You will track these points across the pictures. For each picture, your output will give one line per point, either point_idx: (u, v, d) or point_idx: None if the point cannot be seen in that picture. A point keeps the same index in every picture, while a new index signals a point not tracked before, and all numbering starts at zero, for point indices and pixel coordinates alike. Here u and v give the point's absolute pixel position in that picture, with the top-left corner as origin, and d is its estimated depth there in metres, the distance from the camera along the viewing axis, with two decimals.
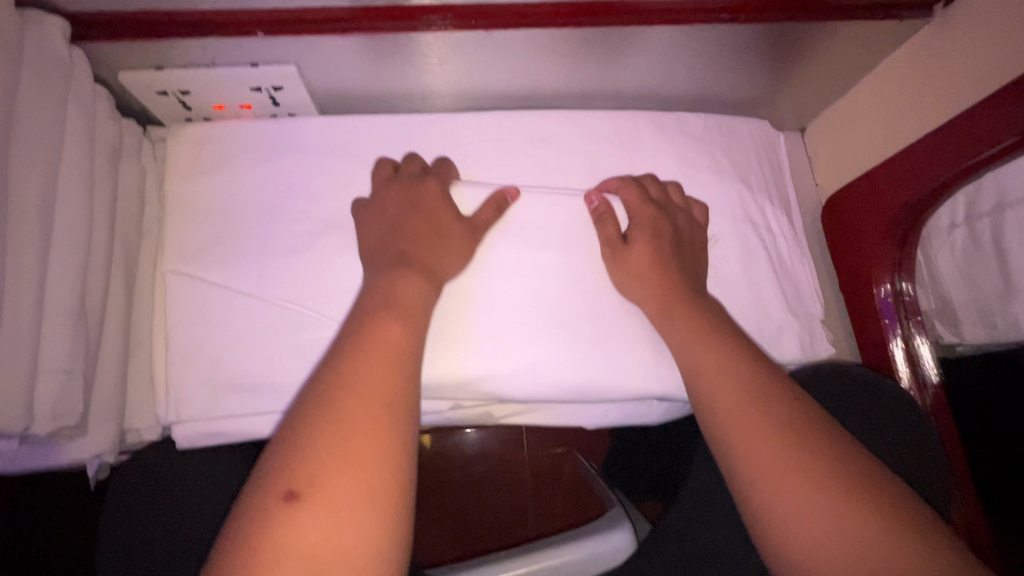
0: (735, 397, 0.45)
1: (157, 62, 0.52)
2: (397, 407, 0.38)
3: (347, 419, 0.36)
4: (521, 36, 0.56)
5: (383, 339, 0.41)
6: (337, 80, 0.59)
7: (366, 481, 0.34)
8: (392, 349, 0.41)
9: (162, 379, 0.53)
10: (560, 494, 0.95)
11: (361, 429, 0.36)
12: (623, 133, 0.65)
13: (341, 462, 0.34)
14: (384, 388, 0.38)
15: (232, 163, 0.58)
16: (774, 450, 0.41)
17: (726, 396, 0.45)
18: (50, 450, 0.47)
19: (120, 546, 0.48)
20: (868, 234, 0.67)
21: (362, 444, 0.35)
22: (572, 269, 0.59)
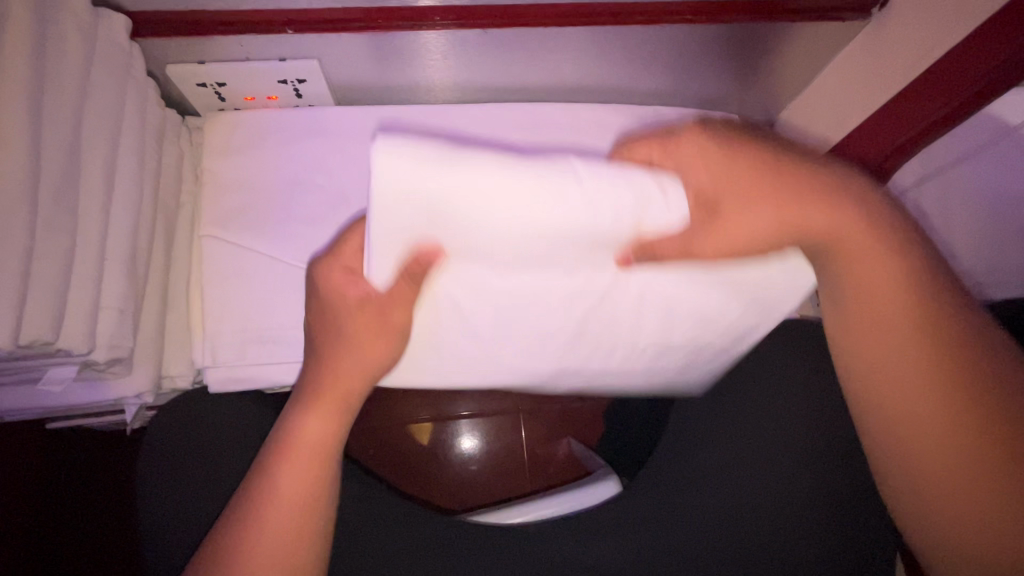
0: (884, 282, 0.38)
1: (199, 57, 0.61)
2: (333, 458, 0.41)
3: (255, 549, 0.37)
4: (511, 35, 0.64)
5: (313, 420, 0.41)
6: (352, 73, 0.67)
7: (289, 535, 0.38)
8: (316, 448, 0.40)
9: (198, 330, 0.60)
10: (553, 469, 1.00)
11: (302, 464, 0.40)
12: (604, 121, 0.73)
13: (270, 546, 0.37)
14: (301, 513, 0.38)
15: (260, 144, 0.66)
16: (903, 345, 0.37)
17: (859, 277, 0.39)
18: (103, 385, 0.54)
19: (156, 480, 0.52)
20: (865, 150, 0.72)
21: (294, 483, 0.39)
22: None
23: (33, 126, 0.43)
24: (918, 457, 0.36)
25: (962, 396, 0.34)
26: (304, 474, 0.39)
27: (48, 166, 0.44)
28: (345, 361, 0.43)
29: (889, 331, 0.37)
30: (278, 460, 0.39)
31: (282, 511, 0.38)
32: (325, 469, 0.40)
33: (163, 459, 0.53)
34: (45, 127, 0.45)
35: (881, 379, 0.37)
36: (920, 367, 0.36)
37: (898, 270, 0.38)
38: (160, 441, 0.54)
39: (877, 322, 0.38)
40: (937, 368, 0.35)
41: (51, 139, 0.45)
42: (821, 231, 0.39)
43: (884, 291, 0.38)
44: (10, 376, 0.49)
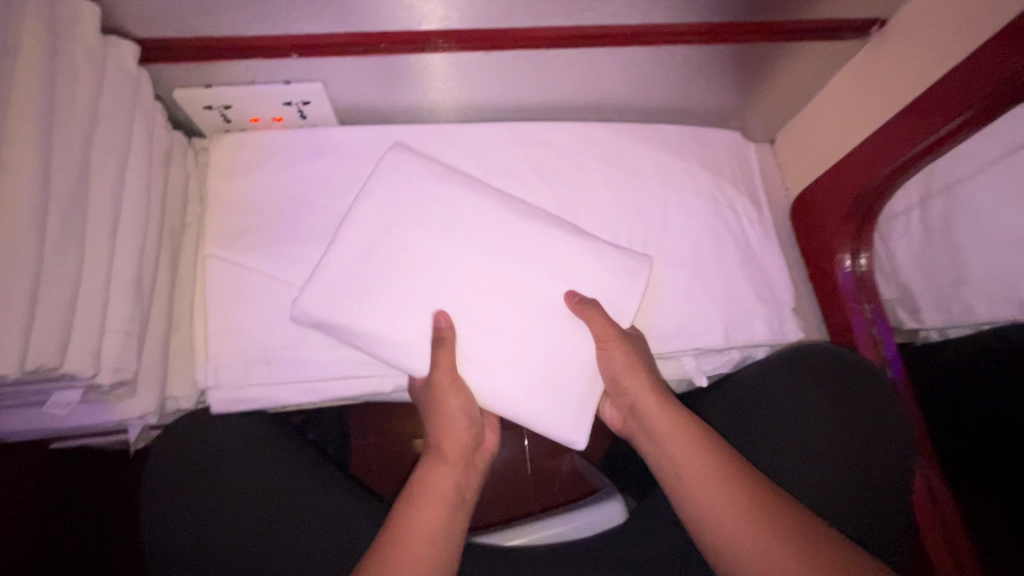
0: (678, 433, 0.54)
1: (206, 80, 0.62)
2: (452, 500, 0.53)
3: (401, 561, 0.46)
4: (513, 57, 0.65)
5: (431, 478, 0.54)
6: (356, 95, 0.68)
7: (424, 550, 0.48)
8: (441, 494, 0.53)
9: (201, 349, 0.60)
10: (557, 488, 0.99)
11: (431, 504, 0.52)
12: (605, 140, 0.73)
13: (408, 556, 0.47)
14: (427, 538, 0.49)
15: (265, 165, 0.66)
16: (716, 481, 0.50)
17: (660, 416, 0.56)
18: (106, 407, 0.54)
19: (163, 503, 0.52)
20: (830, 201, 0.75)
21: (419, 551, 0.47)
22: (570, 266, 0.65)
23: (45, 154, 0.44)
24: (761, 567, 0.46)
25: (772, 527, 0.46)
26: (435, 509, 0.51)
27: (57, 190, 0.45)
28: (448, 433, 0.58)
29: (705, 482, 0.50)
30: (414, 504, 0.51)
31: (415, 539, 0.48)
32: (443, 506, 0.52)
33: (167, 479, 0.53)
34: (56, 155, 0.46)
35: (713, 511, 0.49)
36: (750, 519, 0.47)
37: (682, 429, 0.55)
38: (165, 461, 0.54)
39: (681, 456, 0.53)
40: (741, 491, 0.49)
41: (61, 163, 0.46)
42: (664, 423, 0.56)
43: (679, 419, 0.55)
44: (15, 399, 0.49)
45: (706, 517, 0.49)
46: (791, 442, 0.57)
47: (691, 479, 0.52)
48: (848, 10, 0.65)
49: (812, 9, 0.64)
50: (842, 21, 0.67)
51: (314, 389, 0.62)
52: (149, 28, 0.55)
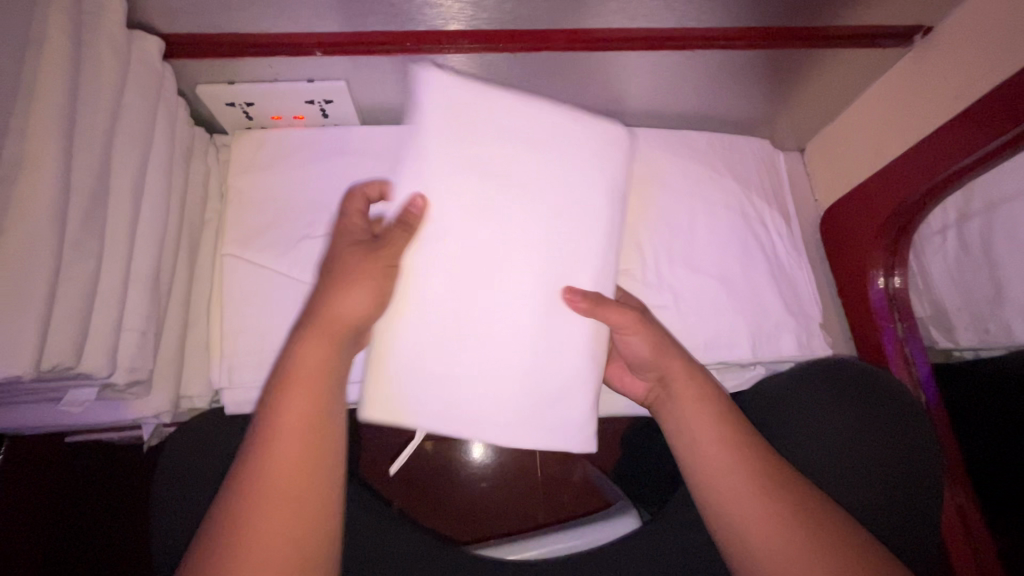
0: (721, 455, 0.51)
1: (230, 77, 0.61)
2: (318, 449, 0.44)
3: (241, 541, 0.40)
4: (540, 59, 0.64)
5: (291, 425, 0.44)
6: (379, 94, 0.67)
7: (285, 519, 0.41)
8: (299, 448, 0.44)
9: (218, 348, 0.60)
10: (566, 497, 0.98)
11: (284, 467, 0.43)
12: (631, 146, 0.71)
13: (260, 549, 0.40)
14: (285, 508, 0.42)
15: (286, 163, 0.65)
16: (760, 509, 0.48)
17: (700, 424, 0.54)
18: (121, 405, 0.54)
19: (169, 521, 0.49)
20: (863, 216, 0.72)
21: (283, 488, 0.42)
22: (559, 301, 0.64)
23: (67, 147, 0.43)
24: (760, 541, 0.47)
25: (784, 502, 0.48)
26: (290, 476, 0.43)
27: (79, 185, 0.45)
28: (302, 363, 0.47)
29: (755, 509, 0.48)
30: (262, 465, 0.43)
31: (262, 508, 0.41)
32: (316, 460, 0.44)
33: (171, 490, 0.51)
34: (77, 149, 0.45)
35: (755, 539, 0.47)
36: (800, 544, 0.46)
37: (721, 448, 0.52)
38: (169, 472, 0.52)
39: (721, 476, 0.50)
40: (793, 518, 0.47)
41: (84, 158, 0.45)
42: (704, 441, 0.53)
43: (724, 432, 0.53)
44: (32, 395, 0.48)
45: (738, 525, 0.48)
46: (812, 454, 0.54)
47: (727, 503, 0.49)
48: (889, 14, 0.63)
49: (852, 13, 0.62)
50: (883, 27, 0.64)
51: None
52: (175, 23, 0.55)
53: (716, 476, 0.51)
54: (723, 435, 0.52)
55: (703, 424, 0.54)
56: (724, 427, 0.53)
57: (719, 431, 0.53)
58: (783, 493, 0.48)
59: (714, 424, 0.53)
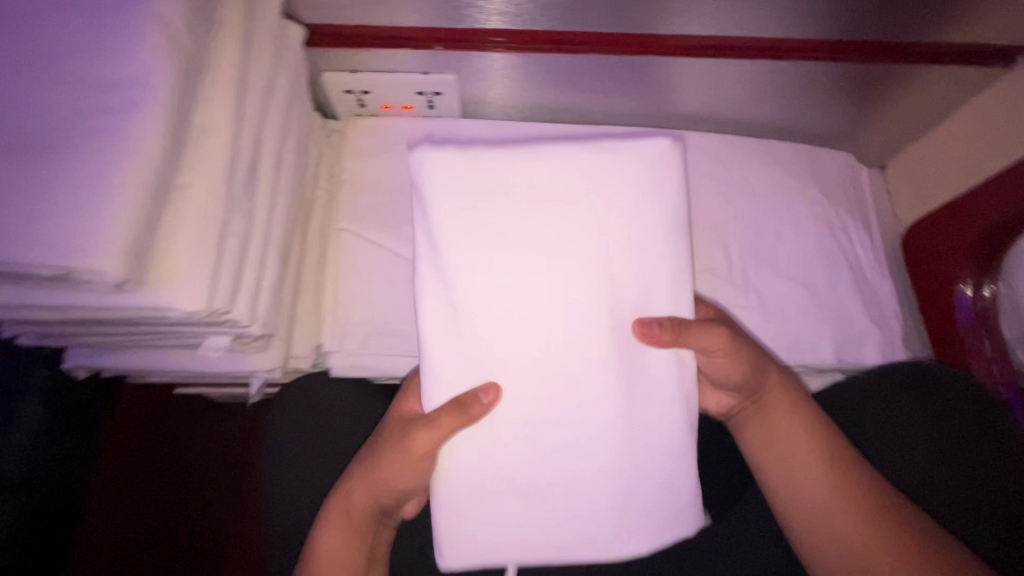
0: (812, 464, 0.52)
1: (354, 66, 0.66)
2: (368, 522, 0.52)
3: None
4: (643, 63, 0.67)
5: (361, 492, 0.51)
6: (483, 90, 0.72)
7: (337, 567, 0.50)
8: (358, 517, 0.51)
9: (328, 315, 0.64)
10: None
11: (344, 526, 0.51)
12: (720, 153, 0.74)
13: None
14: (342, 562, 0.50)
15: (394, 149, 0.70)
16: (850, 520, 0.49)
17: (792, 437, 0.53)
18: (243, 358, 0.58)
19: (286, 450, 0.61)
20: (953, 232, 0.72)
21: (341, 536, 0.51)
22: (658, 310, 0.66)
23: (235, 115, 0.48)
24: (833, 556, 0.49)
25: (859, 506, 0.49)
26: (349, 536, 0.51)
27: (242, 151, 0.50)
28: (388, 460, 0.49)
29: (843, 520, 0.49)
30: (326, 520, 0.52)
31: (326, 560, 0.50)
32: (361, 531, 0.51)
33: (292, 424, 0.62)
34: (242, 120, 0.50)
35: (836, 546, 0.49)
36: (884, 550, 0.48)
37: (815, 461, 0.52)
38: (291, 410, 0.62)
39: (811, 483, 0.51)
40: (885, 531, 0.48)
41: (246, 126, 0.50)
42: (791, 450, 0.53)
43: (815, 440, 0.53)
44: (173, 339, 0.53)
45: (832, 534, 0.50)
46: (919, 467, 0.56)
47: (813, 520, 0.51)
48: (990, 34, 0.64)
49: (957, 29, 0.63)
50: (986, 45, 0.65)
51: None
52: (318, 14, 0.61)
53: (809, 487, 0.51)
54: (822, 443, 0.53)
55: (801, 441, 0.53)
56: (823, 436, 0.53)
57: (813, 434, 0.53)
58: (873, 500, 0.50)
59: (812, 429, 0.53)
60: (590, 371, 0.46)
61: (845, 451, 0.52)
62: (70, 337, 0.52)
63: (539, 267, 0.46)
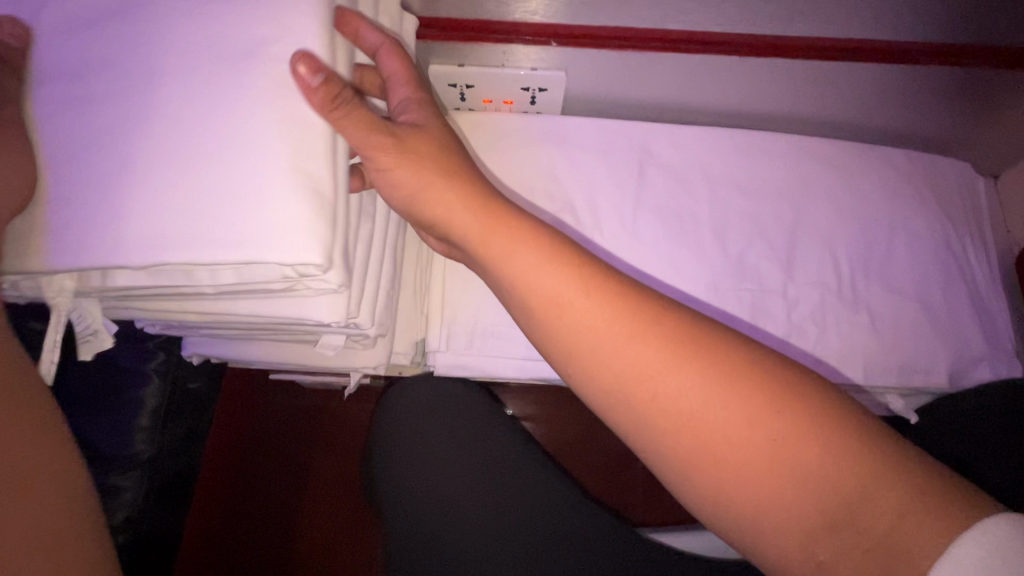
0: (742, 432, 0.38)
1: (461, 60, 0.65)
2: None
3: None
4: (763, 64, 0.64)
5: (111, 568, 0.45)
6: (584, 85, 0.70)
7: None
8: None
9: (432, 316, 0.63)
10: (673, 513, 0.96)
11: None
12: (833, 161, 0.70)
13: None
14: None
15: (498, 146, 0.69)
16: (780, 477, 0.37)
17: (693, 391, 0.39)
18: (352, 354, 0.59)
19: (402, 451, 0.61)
20: None
21: None
22: (756, 288, 0.66)
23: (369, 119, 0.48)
24: (785, 543, 0.36)
25: (830, 499, 0.36)
26: None
27: None
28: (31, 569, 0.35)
29: (776, 479, 0.37)
30: None
31: None
32: None
33: (409, 424, 0.62)
34: None
35: (764, 511, 0.37)
36: (825, 525, 0.36)
37: (742, 425, 0.38)
38: (407, 410, 0.63)
39: (746, 456, 0.37)
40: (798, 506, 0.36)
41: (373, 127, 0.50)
42: (723, 420, 0.38)
43: (718, 388, 0.39)
44: (290, 334, 0.54)
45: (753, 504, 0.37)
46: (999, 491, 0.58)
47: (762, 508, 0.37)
48: None
49: None
50: None
51: (526, 370, 0.64)
52: (433, 8, 0.60)
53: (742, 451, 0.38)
54: (755, 417, 0.38)
55: (719, 403, 0.38)
56: (786, 401, 0.38)
57: (750, 410, 0.38)
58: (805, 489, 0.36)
59: (694, 366, 0.40)
60: (296, 230, 0.41)
61: (856, 448, 0.36)
62: (190, 328, 0.54)
63: (196, 165, 0.42)
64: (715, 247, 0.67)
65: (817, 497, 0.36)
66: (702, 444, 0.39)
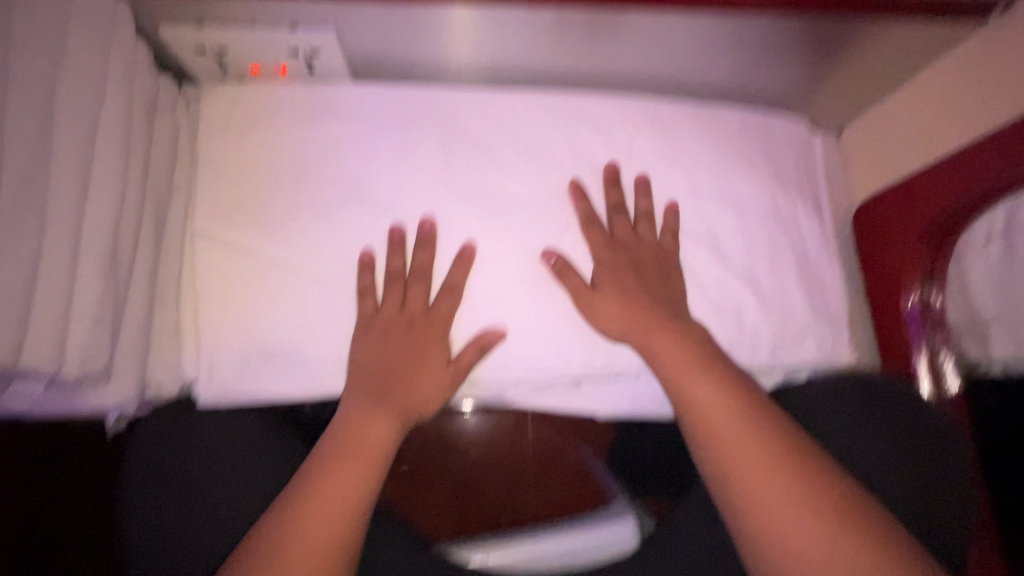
0: (753, 446, 0.48)
1: (198, 17, 0.53)
2: None
3: None
4: (563, 16, 0.56)
5: None
6: (371, 47, 0.59)
7: None
8: None
9: (191, 336, 0.54)
10: None
11: None
12: (659, 124, 0.64)
13: None
14: None
15: (266, 124, 0.57)
16: (780, 482, 0.46)
17: (715, 399, 0.50)
18: (74, 398, 0.48)
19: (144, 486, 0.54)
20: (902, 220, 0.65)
21: None
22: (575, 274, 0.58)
23: None
24: (809, 552, 0.44)
25: (819, 507, 0.45)
26: None
27: None
28: None
29: (779, 488, 0.46)
30: None
31: None
32: None
33: (154, 456, 0.55)
34: None
35: (778, 527, 0.45)
36: (810, 517, 0.45)
37: (760, 444, 0.48)
38: (153, 440, 0.56)
39: (755, 473, 0.47)
40: (812, 513, 0.45)
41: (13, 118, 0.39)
42: (739, 445, 0.48)
43: (745, 409, 0.50)
44: None
45: (752, 514, 0.46)
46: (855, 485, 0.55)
47: (759, 513, 0.46)
48: None
49: None
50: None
51: (315, 388, 0.56)
52: None
53: (743, 465, 0.48)
54: (773, 441, 0.48)
55: (754, 438, 0.48)
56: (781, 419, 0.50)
57: (750, 425, 0.49)
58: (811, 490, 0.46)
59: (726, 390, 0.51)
60: None
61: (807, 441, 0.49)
62: None
63: None
64: (531, 227, 0.59)
65: (819, 505, 0.45)
66: (736, 465, 0.48)
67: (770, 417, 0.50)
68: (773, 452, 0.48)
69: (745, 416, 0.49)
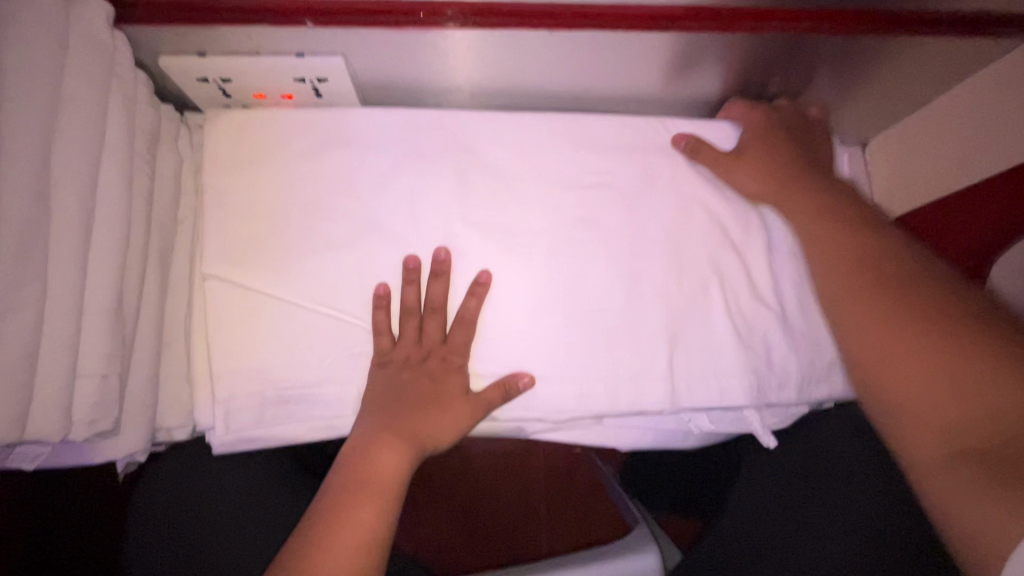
0: (883, 308, 0.46)
1: (199, 48, 0.51)
2: None
3: None
4: (581, 39, 0.53)
5: None
6: (379, 72, 0.57)
7: None
8: None
9: (205, 382, 0.52)
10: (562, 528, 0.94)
11: None
12: (680, 147, 0.61)
13: None
14: None
15: (273, 156, 0.55)
16: (935, 339, 0.42)
17: (828, 264, 0.51)
18: (86, 451, 0.47)
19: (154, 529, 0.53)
20: None
21: None
22: (597, 306, 0.56)
23: None
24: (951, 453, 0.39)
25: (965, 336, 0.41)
26: None
27: (8, 204, 0.37)
28: None
29: (904, 342, 0.43)
30: None
31: None
32: None
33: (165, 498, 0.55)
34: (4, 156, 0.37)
35: (906, 392, 0.42)
36: (942, 353, 0.42)
37: (848, 271, 0.49)
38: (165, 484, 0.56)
39: (895, 341, 0.44)
40: (915, 325, 0.44)
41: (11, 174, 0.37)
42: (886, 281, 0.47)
43: (875, 276, 0.48)
44: None
45: (873, 364, 0.45)
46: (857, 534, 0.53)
47: (886, 376, 0.44)
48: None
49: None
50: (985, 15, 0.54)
51: (333, 432, 0.54)
52: None
53: (859, 340, 0.46)
54: (920, 312, 0.44)
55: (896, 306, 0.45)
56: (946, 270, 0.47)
57: (859, 282, 0.48)
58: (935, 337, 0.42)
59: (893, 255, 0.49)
60: None
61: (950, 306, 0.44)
62: None
63: None
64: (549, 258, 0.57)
65: (955, 380, 0.40)
66: (888, 344, 0.44)
67: (902, 286, 0.46)
68: (904, 299, 0.45)
69: (882, 284, 0.47)
